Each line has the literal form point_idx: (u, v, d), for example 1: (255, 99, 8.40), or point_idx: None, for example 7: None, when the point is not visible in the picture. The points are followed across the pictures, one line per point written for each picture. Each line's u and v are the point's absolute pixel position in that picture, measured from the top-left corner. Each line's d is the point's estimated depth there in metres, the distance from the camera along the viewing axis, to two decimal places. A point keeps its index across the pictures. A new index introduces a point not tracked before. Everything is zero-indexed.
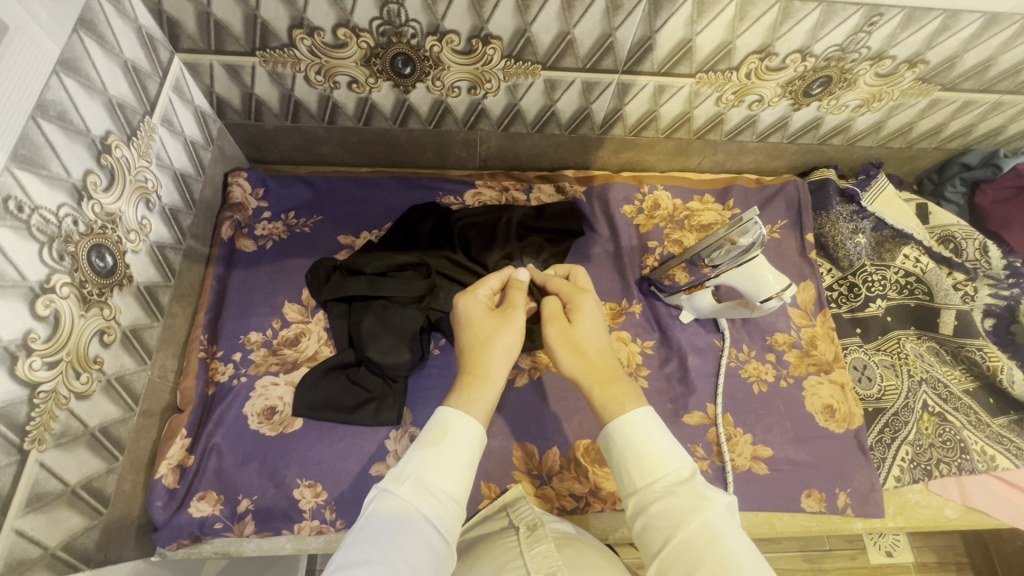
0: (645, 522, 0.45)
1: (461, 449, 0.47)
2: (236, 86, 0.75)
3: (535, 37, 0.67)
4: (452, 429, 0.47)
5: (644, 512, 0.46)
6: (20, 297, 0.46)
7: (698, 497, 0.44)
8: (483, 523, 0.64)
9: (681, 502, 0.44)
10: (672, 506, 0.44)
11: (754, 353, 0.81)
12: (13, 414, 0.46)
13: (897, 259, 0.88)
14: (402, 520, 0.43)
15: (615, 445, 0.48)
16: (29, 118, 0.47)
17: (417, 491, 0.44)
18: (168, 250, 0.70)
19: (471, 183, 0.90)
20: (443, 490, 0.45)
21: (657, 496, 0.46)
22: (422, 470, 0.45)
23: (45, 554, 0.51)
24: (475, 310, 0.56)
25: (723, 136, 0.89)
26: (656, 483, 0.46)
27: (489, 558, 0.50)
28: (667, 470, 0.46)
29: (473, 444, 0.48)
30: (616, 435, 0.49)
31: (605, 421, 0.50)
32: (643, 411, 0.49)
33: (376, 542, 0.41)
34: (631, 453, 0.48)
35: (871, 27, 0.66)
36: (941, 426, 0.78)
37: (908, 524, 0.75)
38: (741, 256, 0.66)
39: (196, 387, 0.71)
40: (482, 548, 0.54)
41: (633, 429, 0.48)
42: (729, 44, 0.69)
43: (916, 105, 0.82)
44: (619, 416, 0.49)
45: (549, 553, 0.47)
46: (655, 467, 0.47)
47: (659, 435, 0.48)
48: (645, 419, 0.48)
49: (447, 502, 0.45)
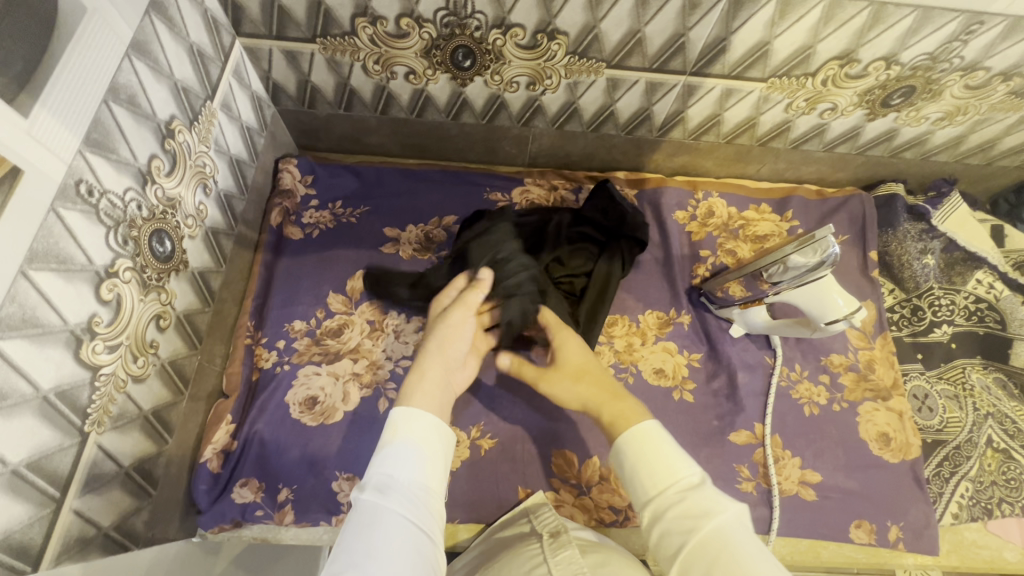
0: (661, 530, 0.44)
1: (414, 438, 0.48)
2: (293, 73, 0.74)
3: (603, 33, 0.64)
4: (400, 427, 0.49)
5: (656, 522, 0.44)
6: (87, 281, 0.46)
7: (712, 502, 0.43)
8: (507, 526, 0.63)
9: (694, 507, 0.43)
10: (684, 513, 0.43)
11: (806, 373, 0.78)
12: (76, 397, 0.46)
13: (968, 283, 0.83)
14: (376, 524, 0.42)
15: (623, 458, 0.48)
16: (102, 101, 0.46)
17: (384, 493, 0.44)
18: (222, 235, 0.70)
19: (519, 180, 0.88)
20: (406, 484, 0.45)
21: (668, 505, 0.44)
22: (383, 471, 0.46)
23: (98, 534, 0.52)
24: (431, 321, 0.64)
25: (786, 145, 0.85)
26: (665, 491, 0.45)
27: (513, 564, 0.50)
28: (677, 476, 0.45)
29: (424, 430, 0.49)
30: (625, 446, 0.48)
31: (616, 438, 0.50)
32: (651, 424, 0.49)
33: (354, 550, 0.40)
34: (640, 463, 0.47)
35: (968, 36, 0.62)
36: (1006, 464, 0.74)
37: (963, 563, 0.72)
38: (805, 275, 0.62)
39: (241, 373, 0.72)
40: (501, 554, 0.54)
41: (643, 436, 0.48)
42: (809, 49, 0.65)
43: (1004, 120, 0.77)
44: (629, 430, 0.49)
45: (574, 560, 0.47)
46: (667, 474, 0.45)
47: (667, 442, 0.48)
48: (652, 429, 0.48)
49: (416, 496, 0.45)
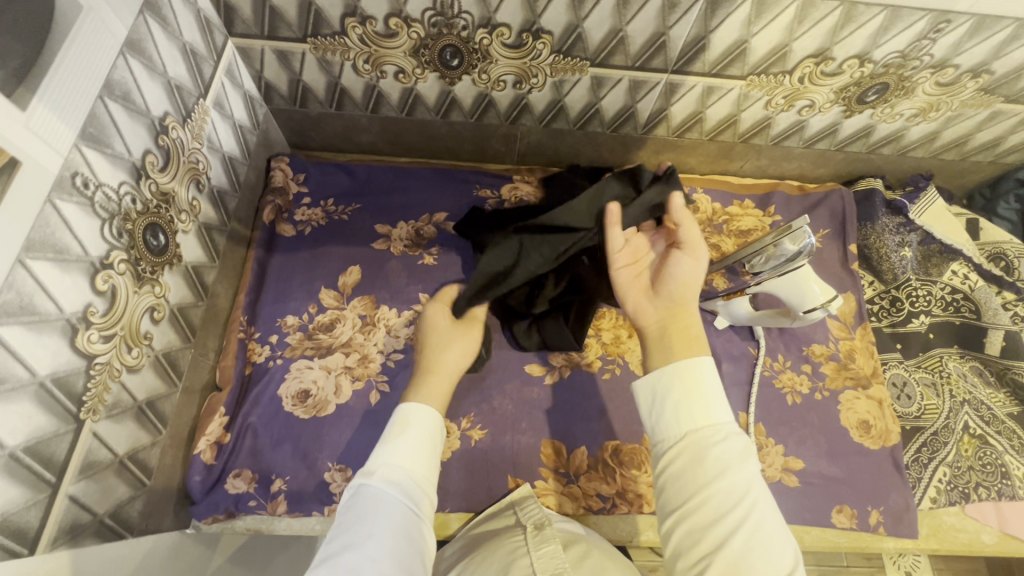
0: (687, 461, 0.45)
1: (420, 434, 0.51)
2: (285, 72, 0.76)
3: (587, 33, 0.66)
4: (409, 420, 0.51)
5: (689, 453, 0.46)
6: (82, 271, 0.48)
7: (748, 453, 0.45)
8: (490, 519, 0.64)
9: (731, 452, 0.44)
10: (721, 455, 0.44)
11: (789, 363, 0.80)
12: (72, 384, 0.47)
13: (944, 274, 0.85)
14: (376, 507, 0.44)
15: (676, 384, 0.48)
16: (97, 97, 0.48)
17: (388, 481, 0.47)
18: (214, 230, 0.72)
19: (508, 178, 0.90)
20: (410, 475, 0.48)
21: (705, 442, 0.45)
22: (389, 460, 0.48)
23: (94, 520, 0.52)
24: (436, 320, 0.68)
25: (768, 142, 0.87)
26: (706, 429, 0.46)
27: (494, 556, 0.51)
28: (721, 421, 0.46)
29: (430, 429, 0.52)
30: (679, 376, 0.48)
31: (670, 359, 0.50)
32: (707, 360, 0.49)
33: (355, 529, 0.43)
34: (690, 396, 0.47)
35: (937, 34, 0.64)
36: (982, 449, 0.76)
37: (941, 546, 0.73)
38: (785, 264, 0.64)
39: (235, 367, 0.73)
40: (485, 546, 0.54)
41: (699, 373, 0.48)
42: (785, 47, 0.67)
43: (975, 116, 0.79)
44: (683, 359, 0.50)
45: (556, 555, 0.48)
46: (708, 413, 0.47)
47: (716, 384, 0.48)
48: (708, 365, 0.49)
49: (416, 488, 0.48)
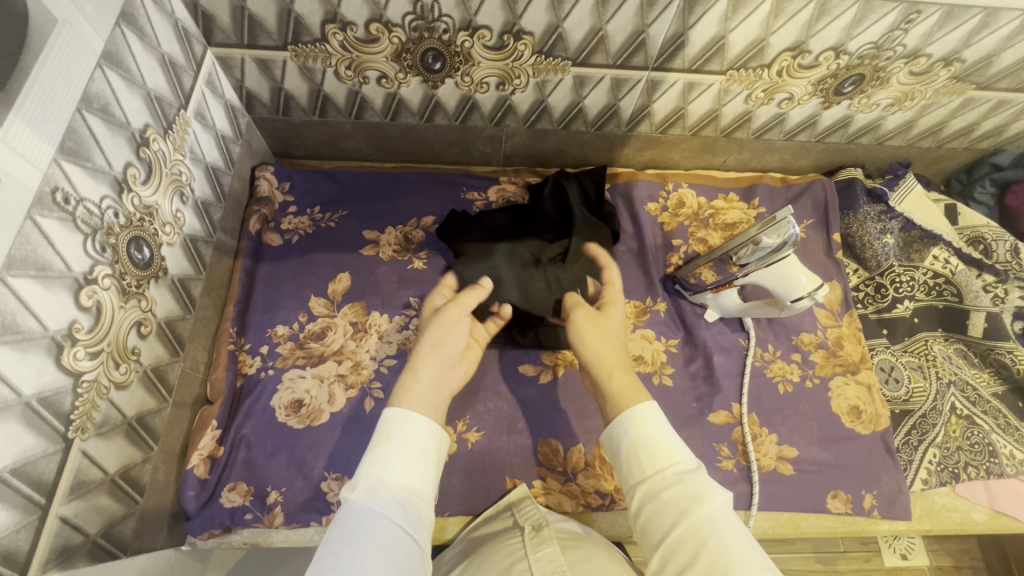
0: (652, 509, 0.47)
1: (405, 442, 0.49)
2: (266, 80, 0.75)
3: (567, 33, 0.67)
4: (392, 428, 0.50)
5: (651, 500, 0.48)
6: (66, 288, 0.47)
7: (705, 488, 0.47)
8: (489, 521, 0.64)
9: (688, 490, 0.46)
10: (678, 495, 0.46)
11: (779, 353, 0.81)
12: (59, 404, 0.47)
13: (926, 259, 0.87)
14: (359, 524, 0.44)
15: (625, 434, 0.51)
16: (75, 111, 0.47)
17: (371, 494, 0.46)
18: (200, 243, 0.71)
19: (494, 179, 0.90)
20: (394, 487, 0.47)
21: (663, 486, 0.48)
22: (373, 472, 0.47)
23: (86, 541, 0.52)
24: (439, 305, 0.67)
25: (750, 135, 0.88)
26: (661, 472, 0.48)
27: (493, 560, 0.51)
28: (674, 460, 0.49)
29: (416, 435, 0.50)
30: (627, 426, 0.51)
31: (616, 412, 0.53)
32: (650, 404, 0.52)
33: (340, 549, 0.42)
34: (641, 443, 0.50)
35: (908, 25, 0.65)
36: (970, 429, 0.77)
37: (934, 527, 0.75)
38: (771, 255, 0.65)
39: (226, 379, 0.72)
40: (485, 549, 0.54)
41: (644, 420, 0.50)
42: (762, 41, 0.68)
43: (949, 104, 0.81)
44: (628, 408, 0.52)
45: (553, 558, 0.48)
46: (662, 456, 0.49)
47: (664, 426, 0.51)
48: (652, 411, 0.51)
49: (402, 500, 0.46)
